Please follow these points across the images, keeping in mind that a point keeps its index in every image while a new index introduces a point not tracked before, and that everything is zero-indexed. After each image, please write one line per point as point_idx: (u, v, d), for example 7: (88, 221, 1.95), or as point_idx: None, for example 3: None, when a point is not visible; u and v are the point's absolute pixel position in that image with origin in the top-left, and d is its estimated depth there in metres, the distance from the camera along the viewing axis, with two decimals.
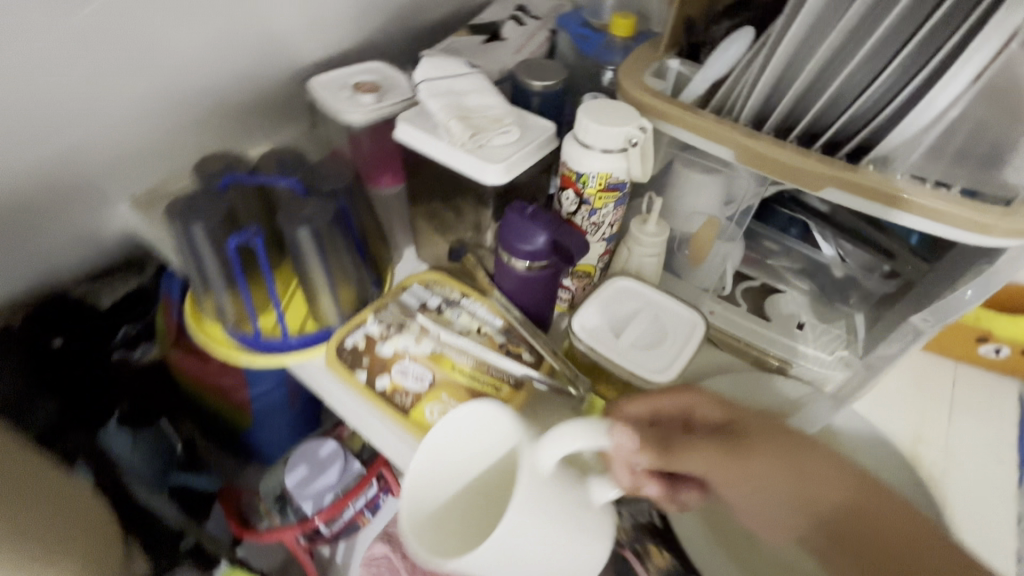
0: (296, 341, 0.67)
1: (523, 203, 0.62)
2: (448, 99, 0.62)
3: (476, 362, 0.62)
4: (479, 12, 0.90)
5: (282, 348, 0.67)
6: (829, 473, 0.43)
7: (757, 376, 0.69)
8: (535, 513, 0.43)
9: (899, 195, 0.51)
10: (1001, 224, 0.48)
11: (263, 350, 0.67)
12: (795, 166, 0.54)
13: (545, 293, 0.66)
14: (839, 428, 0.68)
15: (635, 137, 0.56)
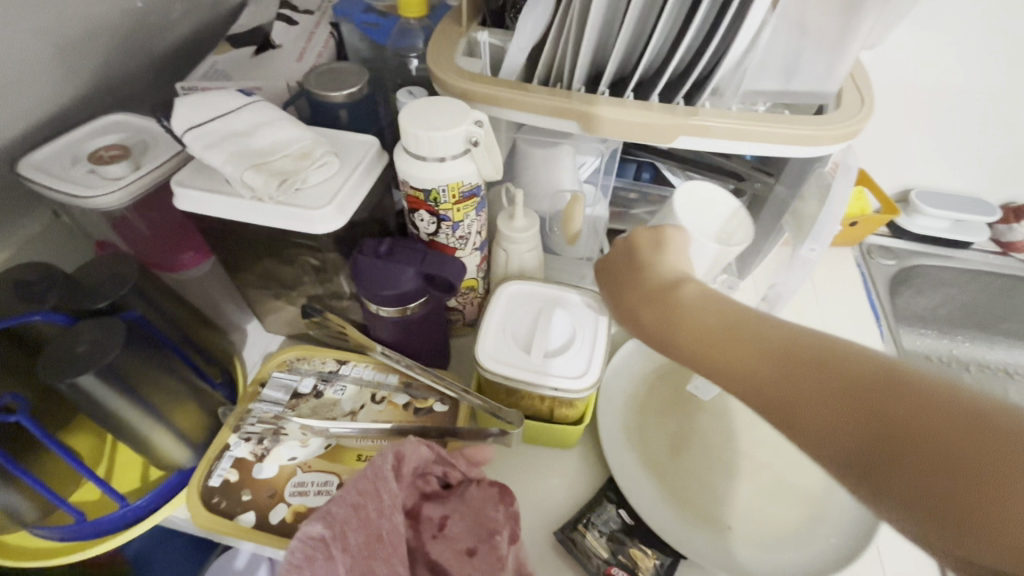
0: (143, 499, 0.51)
1: (372, 242, 0.53)
2: (230, 145, 0.47)
3: (383, 440, 0.53)
4: (237, 21, 0.74)
5: (125, 517, 0.51)
6: (719, 316, 0.38)
7: None
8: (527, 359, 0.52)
9: (742, 126, 0.50)
10: (828, 130, 0.50)
11: (99, 529, 0.51)
12: (643, 122, 0.51)
13: (432, 329, 0.58)
14: None
15: (475, 135, 0.48)
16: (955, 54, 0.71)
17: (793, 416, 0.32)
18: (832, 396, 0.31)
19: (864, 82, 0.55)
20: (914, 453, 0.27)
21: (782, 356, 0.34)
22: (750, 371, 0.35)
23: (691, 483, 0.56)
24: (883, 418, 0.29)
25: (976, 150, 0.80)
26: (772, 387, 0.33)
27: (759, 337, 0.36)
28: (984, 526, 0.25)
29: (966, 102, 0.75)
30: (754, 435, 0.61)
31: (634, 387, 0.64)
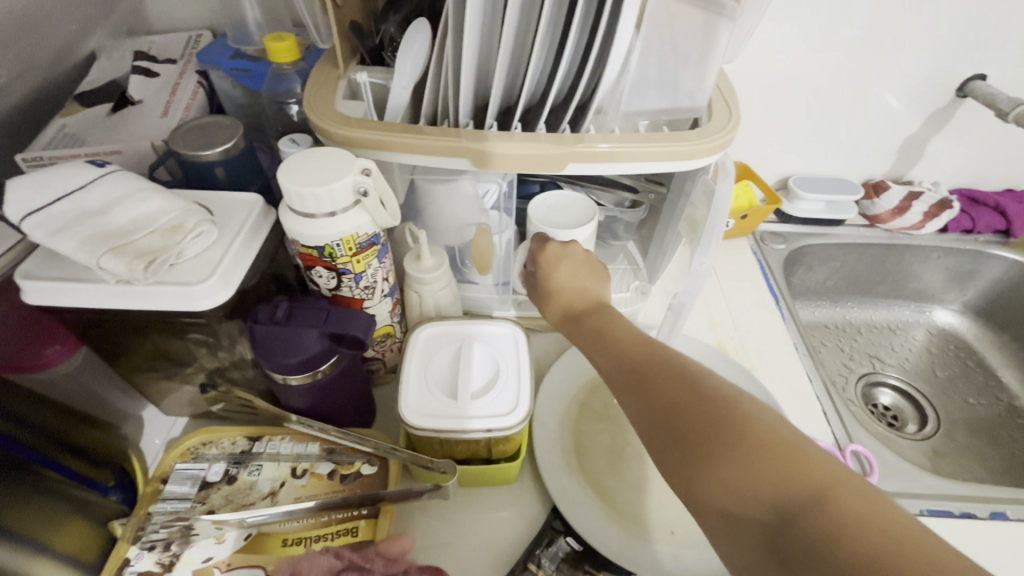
0: None
1: (268, 307, 0.49)
2: (81, 228, 0.42)
3: (311, 518, 0.49)
4: (86, 78, 0.67)
5: None
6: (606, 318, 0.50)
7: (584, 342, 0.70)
8: (441, 408, 0.50)
9: (625, 154, 0.53)
10: (700, 145, 0.53)
11: None
12: (534, 153, 0.52)
13: (351, 386, 0.55)
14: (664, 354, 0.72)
15: (364, 185, 0.46)
16: (805, 54, 0.79)
17: (629, 383, 0.42)
18: (661, 368, 0.41)
19: (729, 92, 0.58)
20: (692, 413, 0.37)
21: (634, 347, 0.44)
22: (614, 354, 0.45)
23: (630, 494, 0.57)
24: (676, 389, 0.39)
25: (836, 136, 0.88)
26: (618, 366, 0.43)
27: (626, 335, 0.46)
28: (724, 458, 0.35)
29: (820, 96, 0.83)
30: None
31: (565, 407, 0.64)
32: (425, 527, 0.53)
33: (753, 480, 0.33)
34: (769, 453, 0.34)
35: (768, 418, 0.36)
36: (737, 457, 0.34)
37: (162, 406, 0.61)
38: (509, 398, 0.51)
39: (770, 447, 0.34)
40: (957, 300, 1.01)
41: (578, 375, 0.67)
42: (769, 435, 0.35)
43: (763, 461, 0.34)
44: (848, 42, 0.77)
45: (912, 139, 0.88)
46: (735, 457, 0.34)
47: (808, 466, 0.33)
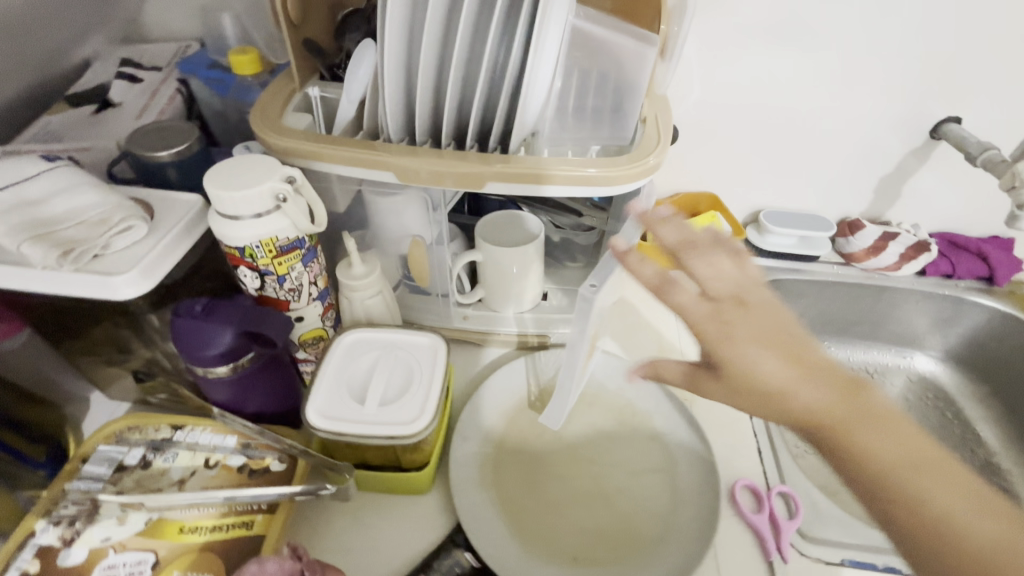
0: None
1: (191, 301, 0.51)
2: (14, 215, 0.46)
3: (211, 508, 0.50)
4: (77, 81, 0.73)
5: None
6: (861, 433, 0.35)
7: (521, 360, 0.70)
8: (346, 412, 0.51)
9: (550, 172, 0.53)
10: (622, 170, 0.53)
11: None
12: (458, 169, 0.53)
13: (273, 383, 0.57)
14: (600, 381, 0.69)
15: (282, 192, 0.49)
16: (774, 86, 0.79)
17: (946, 537, 0.33)
18: (989, 510, 0.34)
19: (665, 117, 0.59)
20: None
21: (931, 511, 0.34)
22: (909, 475, 0.35)
23: (539, 515, 0.57)
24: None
25: (808, 171, 0.88)
26: (948, 533, 0.33)
27: (903, 464, 0.35)
28: None
29: (790, 129, 0.83)
30: (607, 456, 0.63)
31: (491, 423, 0.64)
32: (329, 528, 0.55)
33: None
34: None
35: None
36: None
37: (106, 392, 0.64)
38: (414, 411, 0.52)
39: None
40: (937, 346, 0.97)
41: (511, 392, 0.67)
42: None
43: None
44: (817, 77, 0.77)
45: (888, 180, 0.87)
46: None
47: None
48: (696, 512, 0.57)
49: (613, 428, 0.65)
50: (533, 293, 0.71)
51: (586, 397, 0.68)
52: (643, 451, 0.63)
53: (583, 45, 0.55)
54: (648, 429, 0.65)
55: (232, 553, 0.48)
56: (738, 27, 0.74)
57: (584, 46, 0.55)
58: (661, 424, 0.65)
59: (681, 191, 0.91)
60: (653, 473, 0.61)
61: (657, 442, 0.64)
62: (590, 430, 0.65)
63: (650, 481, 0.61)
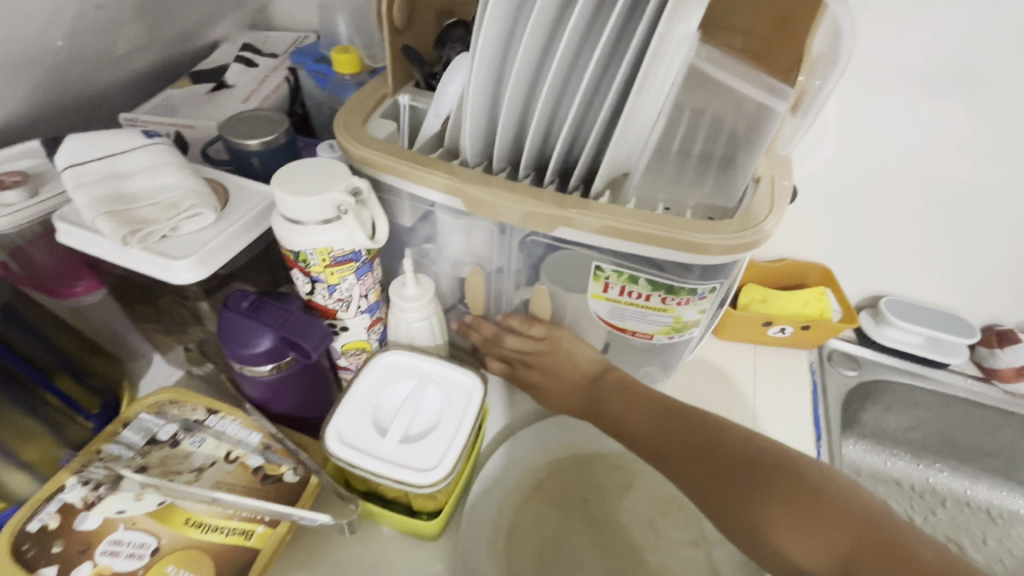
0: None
1: (241, 295, 0.51)
2: (102, 187, 0.48)
3: (218, 506, 0.49)
4: (202, 59, 0.77)
5: None
6: (569, 390, 0.59)
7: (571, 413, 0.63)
8: (362, 440, 0.48)
9: (632, 230, 0.45)
10: (715, 241, 0.44)
11: None
12: (529, 208, 0.47)
13: (305, 389, 0.56)
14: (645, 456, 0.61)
15: (344, 203, 0.47)
16: (931, 158, 0.66)
17: (639, 441, 0.54)
18: (658, 415, 0.54)
19: (784, 182, 0.49)
20: (742, 476, 0.48)
21: (637, 421, 0.54)
22: (619, 409, 0.56)
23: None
24: (675, 455, 0.51)
25: (953, 259, 0.73)
26: (650, 441, 0.53)
27: (616, 406, 0.56)
28: (731, 498, 0.47)
29: (941, 209, 0.69)
30: (637, 549, 0.56)
31: (519, 480, 0.58)
32: (327, 555, 0.52)
33: (820, 527, 0.44)
34: (740, 470, 0.48)
35: (743, 434, 0.50)
36: (814, 506, 0.45)
37: (166, 357, 0.66)
38: (433, 457, 0.48)
39: (733, 463, 0.48)
40: None
41: (552, 446, 0.61)
42: (745, 447, 0.49)
43: (826, 497, 0.45)
44: (991, 157, 0.64)
45: None
46: (818, 506, 0.45)
47: (752, 475, 0.47)
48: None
49: (651, 516, 0.58)
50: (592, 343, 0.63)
51: (629, 474, 0.60)
52: (678, 556, 0.56)
53: (699, 85, 0.49)
54: (693, 532, 0.57)
55: (226, 561, 0.47)
56: (897, 85, 0.62)
57: (701, 86, 0.49)
58: (710, 528, 0.57)
59: (788, 258, 0.79)
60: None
61: (699, 551, 0.56)
62: (624, 512, 0.58)
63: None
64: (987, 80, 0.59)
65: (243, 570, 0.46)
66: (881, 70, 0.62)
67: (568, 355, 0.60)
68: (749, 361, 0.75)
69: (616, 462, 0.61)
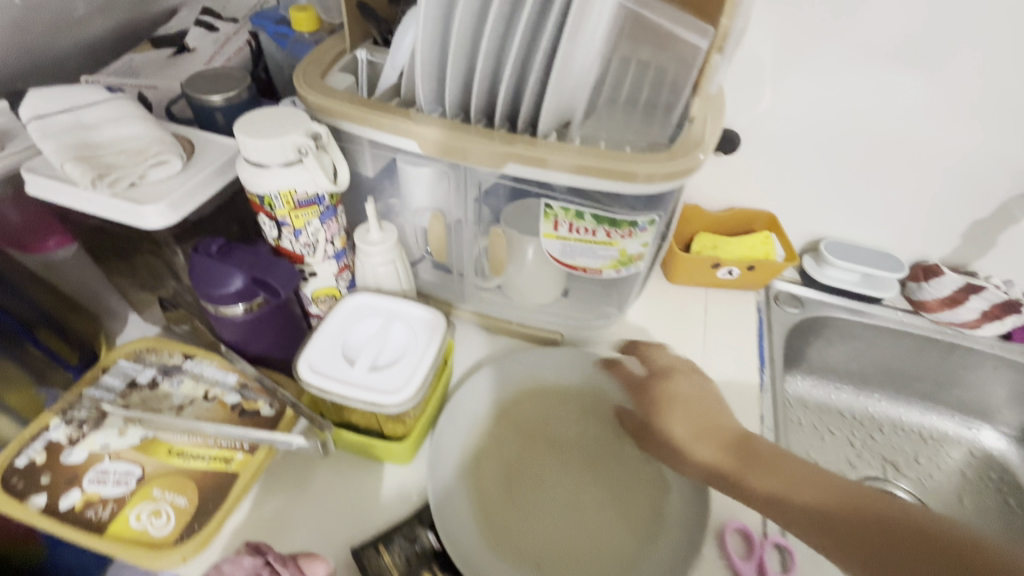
0: None
1: (210, 240, 0.54)
2: (69, 137, 0.50)
3: (199, 437, 0.53)
4: (162, 24, 0.78)
5: None
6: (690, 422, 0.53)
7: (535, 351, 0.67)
8: (331, 371, 0.52)
9: (572, 162, 0.49)
10: (647, 169, 0.48)
11: None
12: (478, 146, 0.51)
13: (277, 331, 0.59)
14: (600, 386, 0.66)
15: (304, 146, 0.50)
16: (861, 103, 0.71)
17: (760, 474, 0.48)
18: (785, 458, 0.48)
19: (714, 119, 0.53)
20: (882, 532, 0.40)
21: (763, 456, 0.49)
22: (740, 445, 0.50)
23: (509, 513, 0.55)
24: (799, 495, 0.45)
25: (885, 201, 0.79)
26: (772, 478, 0.47)
27: (739, 442, 0.51)
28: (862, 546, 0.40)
29: (870, 152, 0.75)
30: (595, 470, 0.60)
31: (484, 411, 0.62)
32: (303, 482, 0.56)
33: None
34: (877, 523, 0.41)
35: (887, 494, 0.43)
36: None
37: (142, 314, 0.69)
38: (398, 383, 0.52)
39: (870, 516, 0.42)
40: (1012, 422, 0.84)
41: (516, 381, 0.65)
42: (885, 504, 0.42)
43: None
44: (913, 98, 0.69)
45: (979, 226, 0.77)
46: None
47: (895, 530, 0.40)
48: (675, 546, 0.53)
49: (606, 438, 0.62)
50: (551, 282, 0.68)
51: (587, 402, 0.65)
52: (630, 469, 0.59)
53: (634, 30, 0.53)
54: (644, 447, 0.61)
55: (207, 484, 0.50)
56: (826, 34, 0.67)
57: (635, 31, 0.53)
58: None
59: (737, 207, 0.85)
60: (639, 495, 0.57)
61: (651, 467, 0.59)
62: (582, 436, 0.62)
63: (632, 502, 0.57)
64: (903, 24, 0.64)
65: (224, 489, 0.50)
66: (808, 18, 0.66)
67: (692, 388, 0.55)
68: (700, 302, 0.80)
69: (573, 395, 0.65)
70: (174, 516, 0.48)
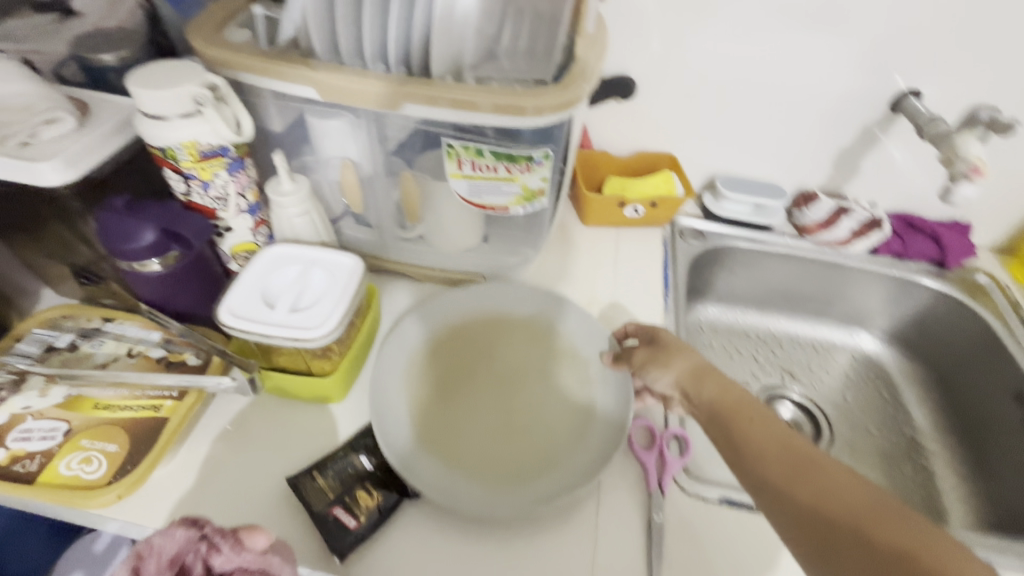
0: None
1: (115, 198, 0.55)
2: None
3: (124, 390, 0.54)
4: None
5: None
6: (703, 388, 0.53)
7: (486, 286, 0.72)
8: (250, 313, 0.55)
9: (464, 99, 0.53)
10: (533, 101, 0.53)
11: None
12: (375, 89, 0.54)
13: (198, 286, 0.60)
14: (547, 318, 0.70)
15: (201, 96, 0.51)
16: (736, 44, 0.78)
17: (750, 449, 0.46)
18: (782, 440, 0.45)
19: (594, 55, 0.58)
20: (851, 536, 0.38)
21: (757, 433, 0.46)
22: (738, 418, 0.48)
23: (445, 417, 0.60)
24: (780, 475, 0.43)
25: (767, 136, 0.87)
26: (757, 455, 0.45)
27: (739, 415, 0.48)
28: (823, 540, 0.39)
29: (750, 90, 0.82)
30: (531, 390, 0.64)
31: (427, 336, 0.67)
32: (237, 425, 0.59)
33: None
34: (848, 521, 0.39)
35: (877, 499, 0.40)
36: None
37: (56, 287, 0.68)
38: (314, 321, 0.55)
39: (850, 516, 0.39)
40: (883, 326, 0.96)
41: (458, 309, 0.70)
42: (869, 506, 0.39)
43: None
44: (780, 37, 0.77)
45: (846, 153, 0.87)
46: None
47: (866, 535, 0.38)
48: (594, 452, 0.58)
49: (546, 364, 0.66)
50: (468, 228, 0.72)
51: (530, 330, 0.69)
52: (562, 395, 0.63)
53: None
54: (580, 375, 0.65)
55: (137, 431, 0.52)
56: None
57: None
58: (595, 371, 0.64)
59: (641, 150, 0.91)
60: (570, 411, 0.62)
61: (585, 390, 0.63)
62: (522, 360, 0.66)
63: (560, 417, 0.61)
64: None
65: (154, 433, 0.52)
66: None
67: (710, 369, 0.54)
68: (612, 241, 0.87)
69: (519, 325, 0.69)
70: (105, 461, 0.50)
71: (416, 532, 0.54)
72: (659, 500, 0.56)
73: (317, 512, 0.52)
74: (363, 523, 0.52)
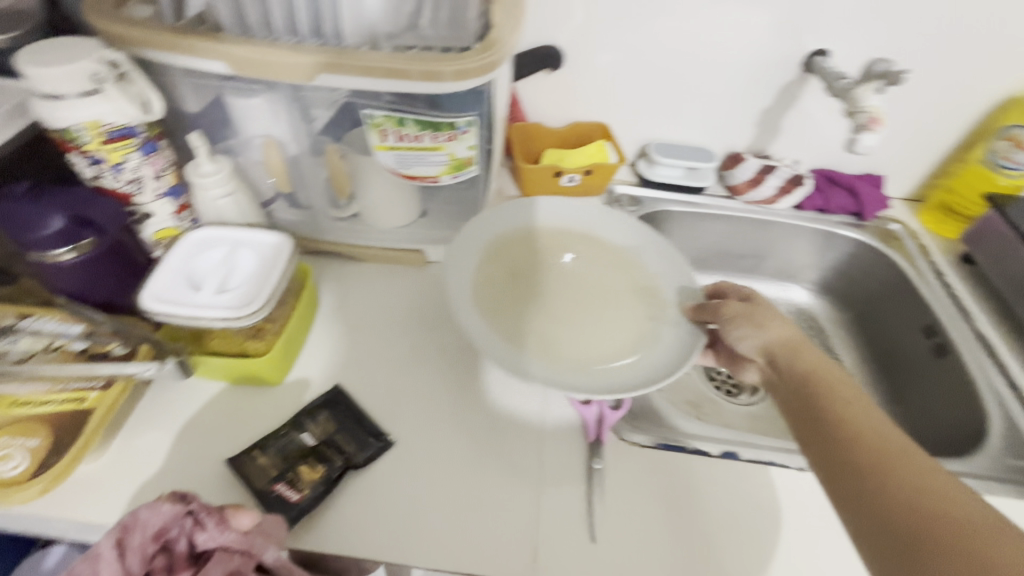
0: None
1: (15, 188, 0.53)
2: None
3: (44, 385, 0.53)
4: None
5: None
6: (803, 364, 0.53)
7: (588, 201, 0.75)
8: (174, 297, 0.54)
9: (379, 66, 0.53)
10: (448, 66, 0.53)
11: None
12: (287, 59, 0.53)
13: (119, 275, 0.58)
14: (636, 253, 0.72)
15: (99, 73, 0.49)
16: (657, 10, 0.80)
17: (837, 427, 0.46)
18: (874, 424, 0.45)
19: (510, 20, 0.58)
20: (914, 517, 0.38)
21: (847, 414, 0.46)
22: (835, 403, 0.48)
23: (520, 316, 0.64)
24: (858, 452, 0.43)
25: (694, 102, 0.90)
26: (837, 432, 0.45)
27: (836, 400, 0.48)
28: (878, 503, 0.40)
29: (675, 56, 0.85)
30: (608, 301, 0.69)
31: (499, 243, 0.70)
32: (173, 413, 0.58)
33: None
34: (912, 494, 0.39)
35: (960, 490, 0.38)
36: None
37: None
38: (240, 302, 0.54)
39: (917, 496, 0.39)
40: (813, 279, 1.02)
41: (519, 229, 0.72)
42: (941, 491, 0.39)
43: None
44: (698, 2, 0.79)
45: (768, 113, 0.91)
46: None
47: (927, 516, 0.37)
48: (666, 349, 0.62)
49: (624, 291, 0.69)
50: (403, 204, 0.71)
51: (609, 259, 0.72)
52: (631, 321, 0.66)
53: None
54: (653, 312, 0.66)
55: (60, 424, 0.52)
56: None
57: None
58: (672, 311, 0.66)
59: (576, 121, 0.93)
60: (632, 334, 0.64)
61: (650, 323, 0.65)
62: (598, 280, 0.71)
63: (618, 334, 0.64)
64: None
65: (78, 426, 0.52)
66: None
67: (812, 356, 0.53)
68: None
69: (606, 250, 0.73)
70: (27, 457, 0.50)
71: (361, 502, 0.54)
72: (599, 450, 0.58)
73: (258, 491, 0.52)
74: (305, 496, 0.52)
